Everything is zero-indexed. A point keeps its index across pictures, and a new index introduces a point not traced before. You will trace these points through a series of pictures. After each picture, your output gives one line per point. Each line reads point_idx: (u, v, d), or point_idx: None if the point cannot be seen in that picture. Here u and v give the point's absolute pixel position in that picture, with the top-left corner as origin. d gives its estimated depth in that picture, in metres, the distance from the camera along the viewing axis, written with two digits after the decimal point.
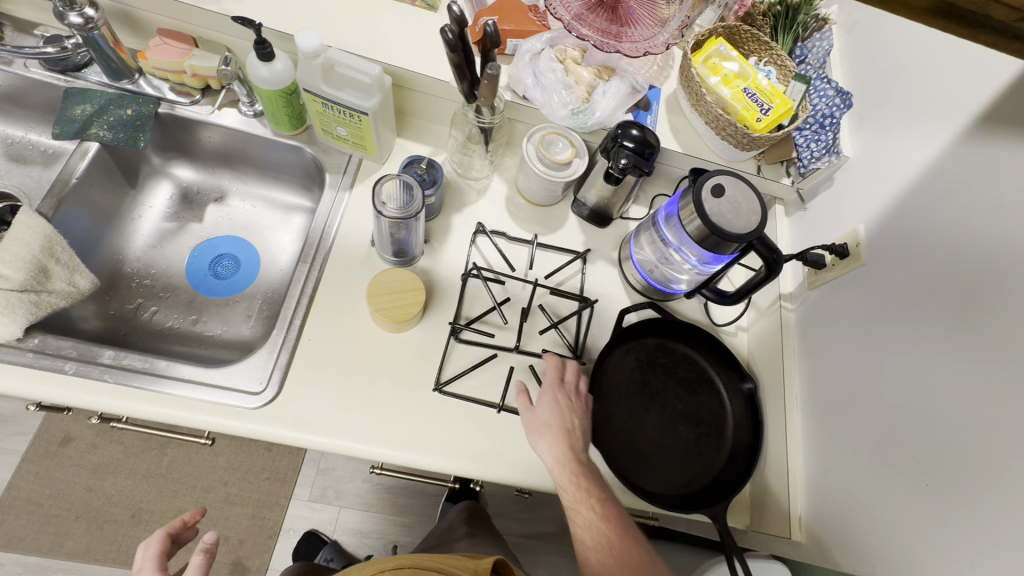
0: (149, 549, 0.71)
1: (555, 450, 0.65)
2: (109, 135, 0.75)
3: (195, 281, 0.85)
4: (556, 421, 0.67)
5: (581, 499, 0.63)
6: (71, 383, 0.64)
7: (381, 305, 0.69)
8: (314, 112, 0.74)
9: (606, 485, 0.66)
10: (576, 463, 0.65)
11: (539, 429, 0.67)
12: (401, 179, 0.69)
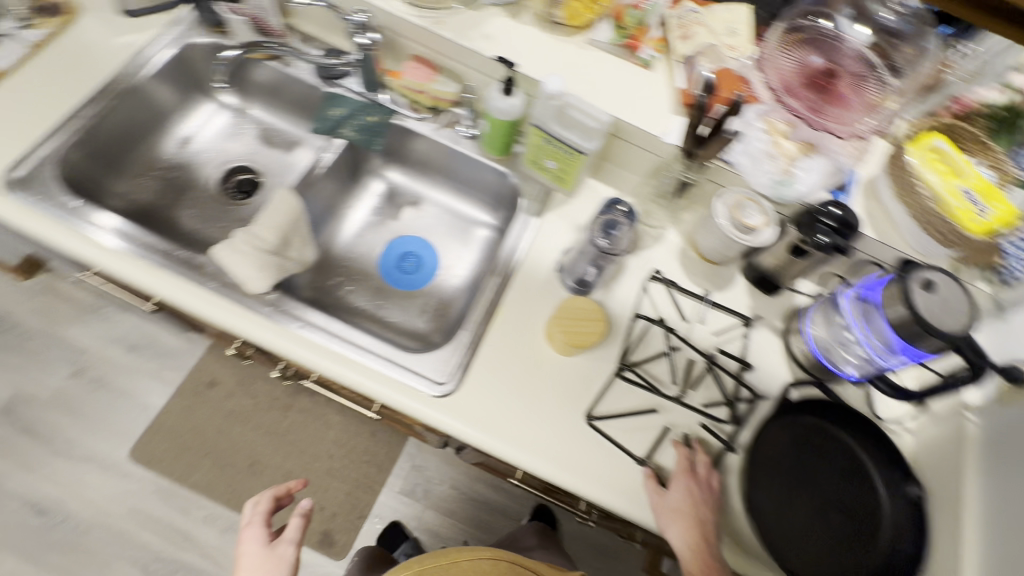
0: (258, 505, 0.80)
1: (682, 542, 0.67)
2: (354, 136, 0.89)
3: (384, 271, 0.94)
4: (686, 511, 0.68)
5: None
6: (295, 340, 0.74)
7: (564, 328, 0.74)
8: (533, 142, 0.82)
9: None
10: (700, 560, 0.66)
11: (668, 516, 0.68)
12: (607, 217, 0.73)
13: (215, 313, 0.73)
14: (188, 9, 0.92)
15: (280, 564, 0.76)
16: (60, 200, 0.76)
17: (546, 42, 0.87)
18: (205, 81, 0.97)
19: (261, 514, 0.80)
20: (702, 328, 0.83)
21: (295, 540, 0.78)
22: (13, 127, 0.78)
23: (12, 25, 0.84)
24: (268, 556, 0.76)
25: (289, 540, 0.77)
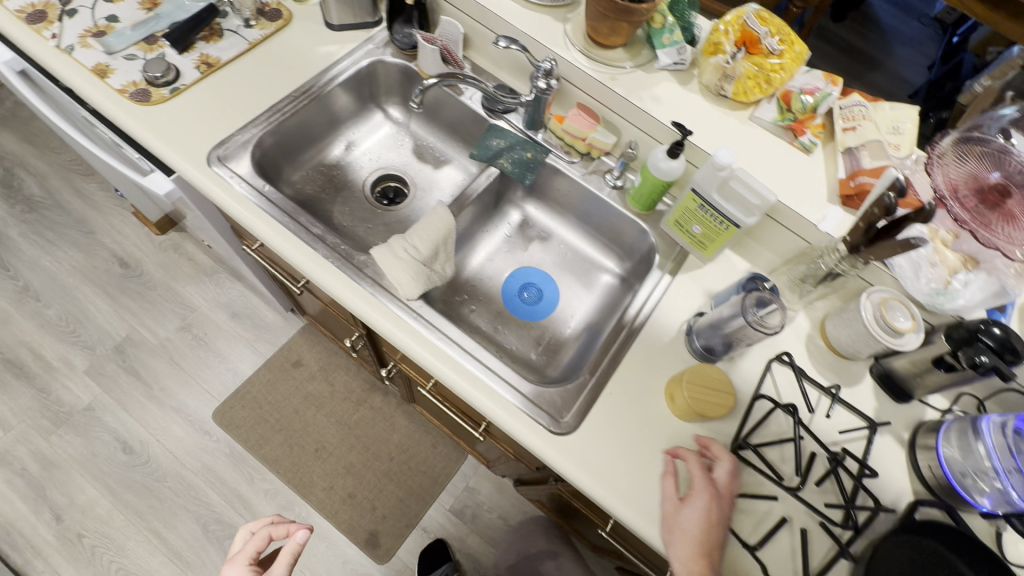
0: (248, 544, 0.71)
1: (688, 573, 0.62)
2: (510, 168, 0.92)
3: (506, 297, 0.98)
4: (695, 536, 0.64)
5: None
6: (431, 348, 0.78)
7: (693, 395, 0.73)
8: (684, 205, 0.84)
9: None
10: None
11: (675, 533, 0.66)
12: (758, 295, 0.73)
13: (365, 309, 0.79)
14: (383, 31, 1.02)
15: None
16: (251, 181, 0.85)
17: (711, 113, 0.90)
18: (380, 95, 1.06)
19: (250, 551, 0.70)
20: (825, 422, 0.81)
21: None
22: (225, 111, 0.88)
23: (239, 22, 0.96)
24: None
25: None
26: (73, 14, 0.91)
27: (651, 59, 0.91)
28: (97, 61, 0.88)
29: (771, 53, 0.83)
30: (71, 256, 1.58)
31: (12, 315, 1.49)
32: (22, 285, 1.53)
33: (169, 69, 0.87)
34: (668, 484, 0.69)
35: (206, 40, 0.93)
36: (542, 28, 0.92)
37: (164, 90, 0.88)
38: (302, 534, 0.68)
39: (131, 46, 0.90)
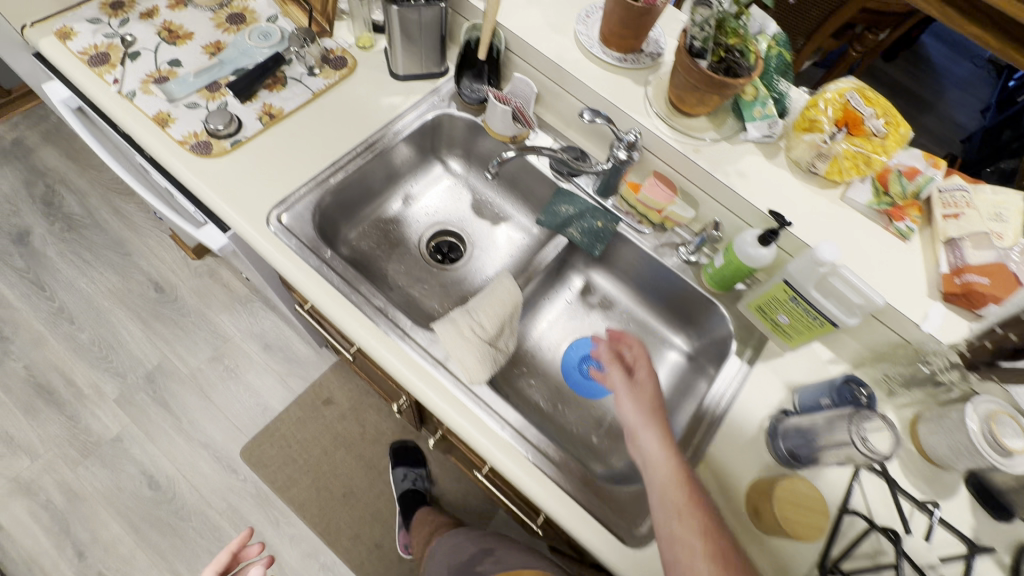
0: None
1: (659, 445, 0.63)
2: (579, 237, 0.88)
3: (566, 371, 0.92)
4: (649, 413, 0.66)
5: (690, 519, 0.58)
6: (497, 440, 0.71)
7: (786, 515, 0.68)
8: (771, 293, 0.78)
9: (711, 509, 0.60)
10: (678, 462, 0.62)
11: (629, 416, 0.67)
12: (862, 413, 0.64)
13: (429, 393, 0.73)
14: (448, 82, 0.97)
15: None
16: (310, 243, 0.80)
17: (800, 191, 0.84)
18: (440, 147, 1.01)
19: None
20: (924, 545, 0.73)
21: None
22: (287, 167, 0.84)
23: (302, 70, 0.92)
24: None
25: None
26: (136, 58, 0.88)
27: (736, 129, 0.85)
28: (158, 109, 0.84)
29: (874, 134, 0.77)
30: (106, 278, 1.56)
31: (46, 337, 1.47)
32: (58, 306, 1.51)
33: (231, 120, 0.84)
34: (614, 379, 0.70)
35: (269, 89, 0.89)
36: (621, 92, 0.87)
37: (225, 142, 0.84)
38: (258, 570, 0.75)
39: (193, 93, 0.87)
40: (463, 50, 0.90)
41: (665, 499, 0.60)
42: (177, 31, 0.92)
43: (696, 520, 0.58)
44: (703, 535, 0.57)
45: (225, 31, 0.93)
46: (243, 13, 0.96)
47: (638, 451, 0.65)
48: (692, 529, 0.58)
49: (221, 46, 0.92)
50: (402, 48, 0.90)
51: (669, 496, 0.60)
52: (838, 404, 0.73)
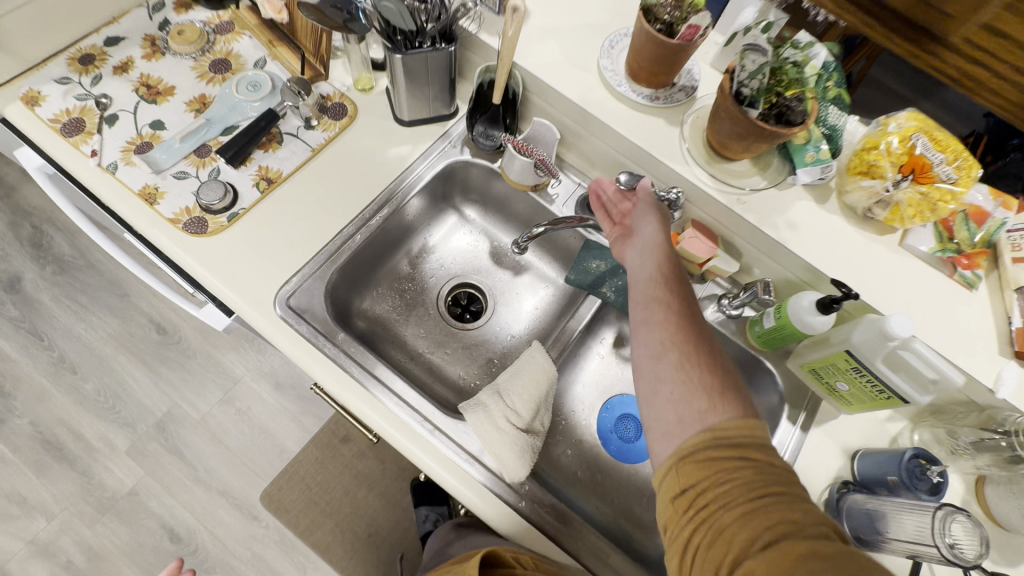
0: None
1: (658, 232, 0.66)
2: (613, 297, 0.81)
3: (603, 436, 0.87)
4: (656, 210, 0.67)
5: (673, 304, 0.59)
6: (537, 540, 0.68)
7: None
8: (829, 360, 0.71)
9: (691, 301, 0.59)
10: (665, 250, 0.64)
11: (641, 221, 0.68)
12: (947, 510, 0.60)
13: (468, 495, 0.69)
14: (459, 123, 0.89)
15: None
16: (324, 327, 0.74)
17: (855, 238, 0.76)
18: (455, 195, 0.93)
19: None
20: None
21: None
22: (293, 241, 0.77)
23: (299, 123, 0.84)
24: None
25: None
26: (114, 122, 0.79)
27: (783, 172, 0.77)
28: (144, 183, 0.76)
29: (945, 181, 0.69)
30: (106, 323, 1.49)
31: (48, 390, 1.42)
32: (58, 356, 1.45)
33: (227, 192, 0.76)
34: (644, 189, 0.69)
35: (264, 149, 0.81)
36: (653, 135, 0.78)
37: (222, 217, 0.76)
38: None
39: (181, 160, 0.78)
40: (476, 94, 0.81)
41: (649, 295, 0.60)
42: (156, 86, 0.83)
43: (667, 304, 0.58)
44: (668, 328, 0.57)
45: (210, 83, 0.84)
46: (228, 59, 0.86)
47: (633, 253, 0.67)
48: (663, 317, 0.58)
49: (208, 101, 0.83)
50: (407, 95, 0.81)
51: (651, 289, 0.61)
52: (909, 485, 0.67)
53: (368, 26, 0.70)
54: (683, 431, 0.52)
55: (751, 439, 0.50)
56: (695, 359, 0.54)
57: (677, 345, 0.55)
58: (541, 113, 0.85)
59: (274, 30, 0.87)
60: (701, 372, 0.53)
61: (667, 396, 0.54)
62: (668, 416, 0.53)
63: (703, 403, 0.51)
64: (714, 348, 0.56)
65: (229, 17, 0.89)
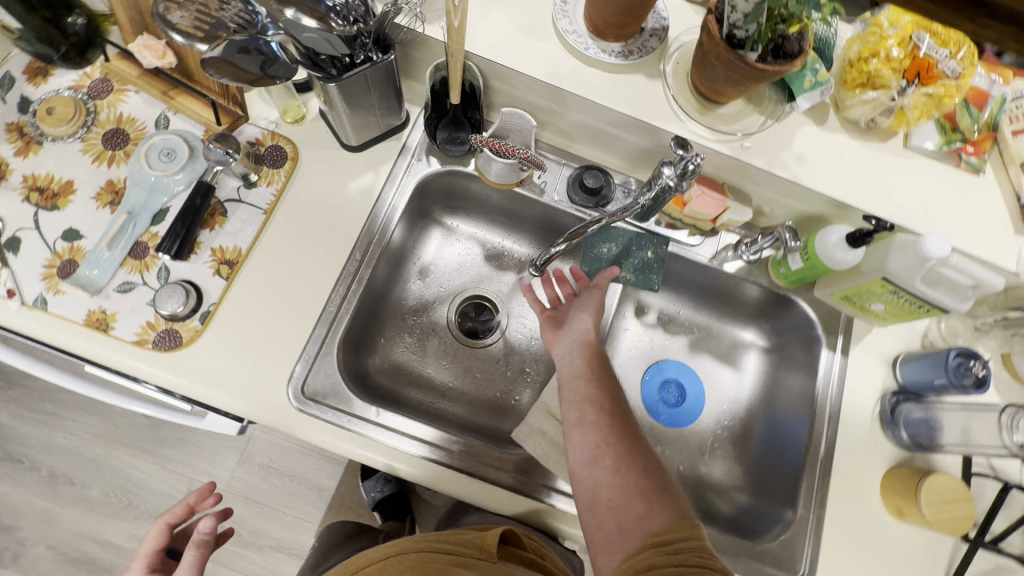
0: (147, 544, 0.72)
1: (588, 329, 0.69)
2: (634, 278, 0.77)
3: (650, 407, 0.85)
4: (588, 307, 0.71)
5: (609, 397, 0.63)
6: None
7: (936, 517, 0.67)
8: (863, 287, 0.70)
9: (621, 401, 0.63)
10: (594, 355, 0.67)
11: (575, 315, 0.71)
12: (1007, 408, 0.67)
13: (454, 489, 0.67)
14: (415, 131, 0.78)
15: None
16: (349, 405, 0.68)
17: (863, 151, 0.72)
18: (432, 208, 0.84)
19: (155, 550, 0.72)
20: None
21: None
22: (280, 322, 0.68)
23: (236, 182, 0.71)
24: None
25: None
26: (16, 246, 0.65)
27: (780, 102, 0.71)
28: (86, 309, 0.64)
29: (949, 77, 0.65)
30: (83, 423, 1.36)
31: (52, 510, 1.31)
32: (46, 472, 1.33)
33: (188, 293, 0.65)
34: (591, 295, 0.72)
35: (210, 227, 0.69)
36: (638, 96, 0.70)
37: (193, 320, 0.66)
38: (208, 523, 0.70)
39: (119, 270, 0.66)
40: (432, 98, 0.71)
41: (587, 396, 0.63)
42: (48, 186, 0.68)
43: (600, 405, 0.62)
44: (601, 429, 0.60)
45: (112, 163, 0.70)
46: (122, 127, 0.71)
47: (563, 347, 0.69)
48: (603, 414, 0.61)
49: (119, 187, 0.69)
50: (350, 119, 0.69)
51: (589, 391, 0.63)
52: (957, 383, 0.70)
53: (290, 61, 0.56)
54: (623, 538, 0.53)
55: (690, 539, 0.51)
56: (635, 448, 0.59)
57: (615, 437, 0.59)
58: (506, 98, 0.75)
59: (166, 78, 0.71)
60: (641, 460, 0.58)
61: (609, 501, 0.55)
62: (608, 523, 0.55)
63: (640, 507, 0.54)
64: (643, 443, 0.60)
65: (102, 74, 0.73)
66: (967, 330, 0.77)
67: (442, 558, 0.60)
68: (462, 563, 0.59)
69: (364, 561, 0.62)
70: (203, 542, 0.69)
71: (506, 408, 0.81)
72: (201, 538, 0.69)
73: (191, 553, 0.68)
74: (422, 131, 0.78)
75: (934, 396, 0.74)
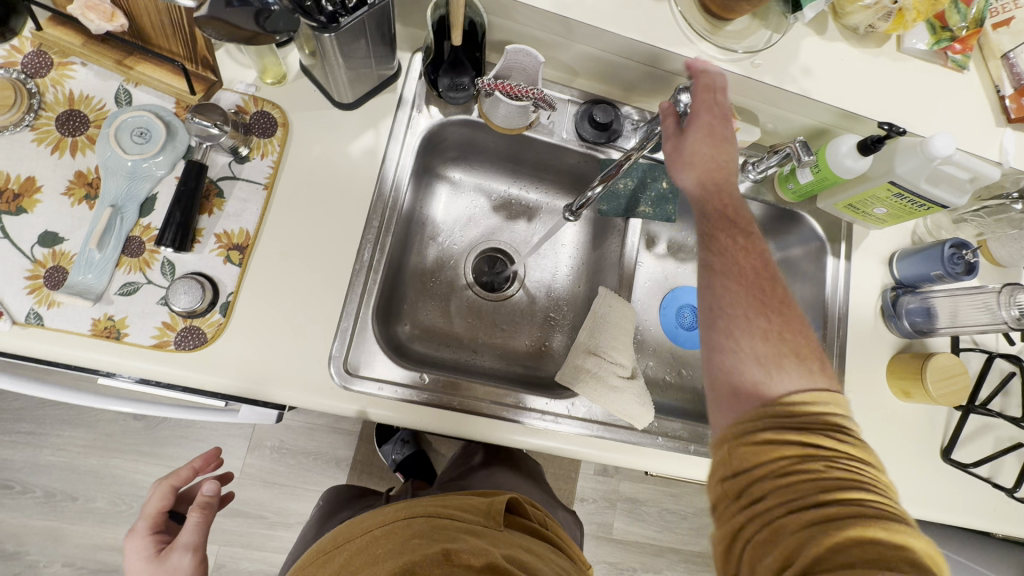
0: (150, 504, 0.63)
1: (697, 182, 0.59)
2: (653, 212, 0.78)
3: (671, 334, 0.88)
4: (692, 161, 0.59)
5: (729, 251, 0.56)
6: (657, 455, 0.73)
7: (939, 390, 0.75)
8: (869, 193, 0.74)
9: (763, 298, 0.54)
10: (716, 202, 0.58)
11: (677, 170, 0.60)
12: (1010, 289, 0.72)
13: (444, 427, 0.68)
14: (410, 79, 0.72)
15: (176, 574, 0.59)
16: (375, 368, 0.66)
17: (862, 58, 0.73)
18: (435, 162, 0.80)
19: (158, 512, 0.64)
20: None
21: (193, 545, 0.60)
22: (304, 300, 0.65)
23: (227, 158, 0.65)
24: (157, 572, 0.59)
25: (183, 548, 0.59)
26: None
27: (785, 14, 0.69)
28: (91, 319, 0.58)
29: None
30: (70, 438, 1.27)
31: (58, 529, 1.25)
32: (42, 493, 1.25)
33: (203, 286, 0.60)
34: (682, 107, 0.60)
35: (208, 212, 0.63)
36: (648, 19, 0.66)
37: (213, 314, 0.61)
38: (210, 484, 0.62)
39: (116, 272, 0.60)
40: (430, 42, 0.66)
41: (708, 263, 0.56)
42: (6, 186, 0.59)
43: (721, 264, 0.56)
44: (733, 280, 0.54)
45: (76, 152, 0.61)
46: (76, 107, 0.62)
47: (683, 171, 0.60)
48: (728, 273, 0.55)
49: (92, 179, 0.61)
50: (344, 66, 0.61)
51: (708, 250, 0.57)
52: (951, 273, 0.76)
53: (285, 9, 0.49)
54: (738, 399, 0.52)
55: (819, 418, 0.49)
56: (775, 335, 0.52)
57: (751, 318, 0.53)
58: (504, 33, 0.71)
59: (118, 43, 0.62)
60: (782, 346, 0.52)
61: (742, 388, 0.52)
62: (729, 372, 0.53)
63: (767, 362, 0.51)
64: (787, 336, 0.52)
65: (34, 46, 0.62)
66: (949, 224, 0.84)
67: (451, 526, 0.59)
68: (470, 529, 0.59)
69: (368, 525, 0.61)
70: (208, 505, 0.61)
71: (540, 353, 0.82)
72: (204, 499, 0.61)
73: (194, 514, 0.60)
74: (417, 81, 0.72)
75: (929, 286, 0.81)
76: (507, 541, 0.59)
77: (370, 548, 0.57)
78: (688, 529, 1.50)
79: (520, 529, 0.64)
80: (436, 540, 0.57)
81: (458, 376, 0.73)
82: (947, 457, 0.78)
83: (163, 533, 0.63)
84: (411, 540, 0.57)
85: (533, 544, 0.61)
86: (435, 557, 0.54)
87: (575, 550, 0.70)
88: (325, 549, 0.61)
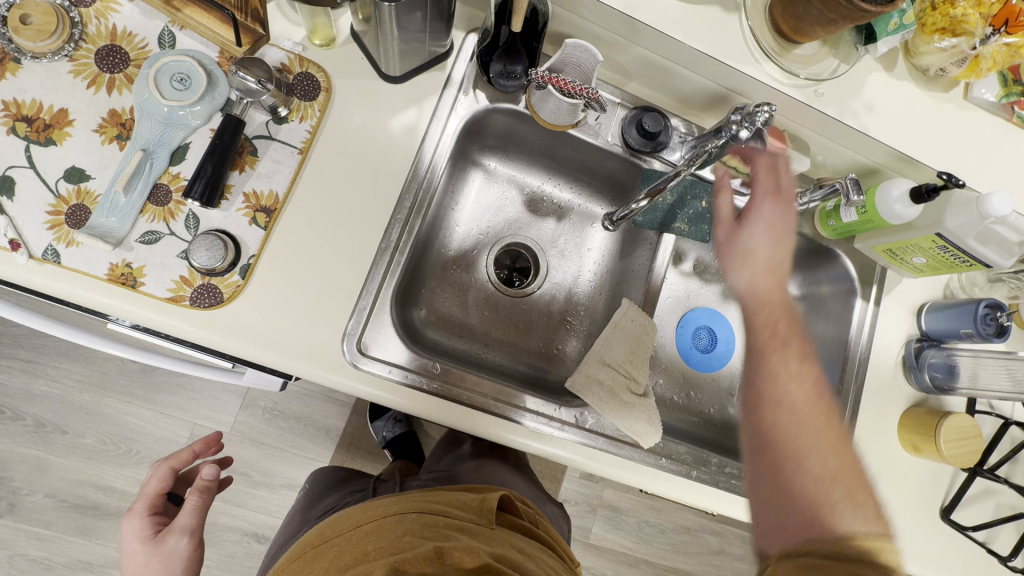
0: (149, 486, 0.66)
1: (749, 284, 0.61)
2: (689, 230, 0.76)
3: (685, 354, 0.86)
4: (756, 257, 0.61)
5: (782, 378, 0.58)
6: (657, 476, 0.72)
7: (952, 449, 0.73)
8: (911, 241, 0.72)
9: (813, 427, 0.56)
10: (767, 315, 0.60)
11: (738, 257, 0.61)
12: None
13: (437, 416, 0.67)
14: (462, 60, 0.70)
15: (173, 559, 0.61)
16: (409, 360, 0.66)
17: (927, 101, 0.70)
18: (474, 148, 0.78)
19: (156, 494, 0.66)
20: None
21: (188, 529, 0.62)
22: (325, 272, 0.63)
23: (264, 116, 0.63)
24: (153, 554, 0.61)
25: (180, 531, 0.62)
26: (10, 188, 0.56)
27: (856, 46, 0.67)
28: (108, 263, 0.57)
29: None
30: (65, 371, 1.26)
31: (44, 460, 1.25)
32: (32, 422, 1.25)
33: (225, 244, 0.59)
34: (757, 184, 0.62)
35: (239, 169, 0.62)
36: (716, 32, 0.64)
37: (233, 274, 0.60)
38: (210, 469, 0.64)
39: (139, 219, 0.58)
40: (489, 25, 0.64)
41: (755, 387, 0.59)
42: (37, 116, 0.57)
43: (772, 395, 0.58)
44: (782, 411, 0.57)
45: (113, 89, 0.60)
46: (117, 43, 0.60)
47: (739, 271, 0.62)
48: (779, 402, 0.57)
49: (126, 119, 0.59)
50: (397, 37, 0.59)
51: (756, 371, 0.59)
52: (981, 333, 0.74)
53: None
54: (787, 528, 0.54)
55: (880, 564, 0.49)
56: (828, 477, 0.54)
57: (794, 453, 0.56)
58: (565, 26, 0.68)
59: None
60: (838, 486, 0.54)
61: (787, 522, 0.54)
62: (778, 492, 0.55)
63: (815, 483, 0.54)
64: (839, 464, 0.55)
65: None
66: (984, 282, 0.82)
67: (440, 522, 0.58)
68: (460, 527, 0.58)
69: (357, 520, 0.60)
70: (206, 490, 0.63)
71: (552, 356, 0.81)
72: (203, 483, 0.63)
73: (192, 497, 0.62)
74: (467, 62, 0.70)
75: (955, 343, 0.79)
76: (499, 540, 0.57)
77: (360, 545, 0.57)
78: (665, 544, 1.50)
79: (512, 527, 0.63)
80: (427, 539, 0.56)
81: (468, 368, 0.71)
82: (945, 516, 0.77)
83: (160, 515, 0.65)
84: (401, 538, 0.56)
85: (523, 543, 0.60)
86: (426, 555, 0.53)
87: (565, 547, 0.69)
88: (313, 543, 0.60)
